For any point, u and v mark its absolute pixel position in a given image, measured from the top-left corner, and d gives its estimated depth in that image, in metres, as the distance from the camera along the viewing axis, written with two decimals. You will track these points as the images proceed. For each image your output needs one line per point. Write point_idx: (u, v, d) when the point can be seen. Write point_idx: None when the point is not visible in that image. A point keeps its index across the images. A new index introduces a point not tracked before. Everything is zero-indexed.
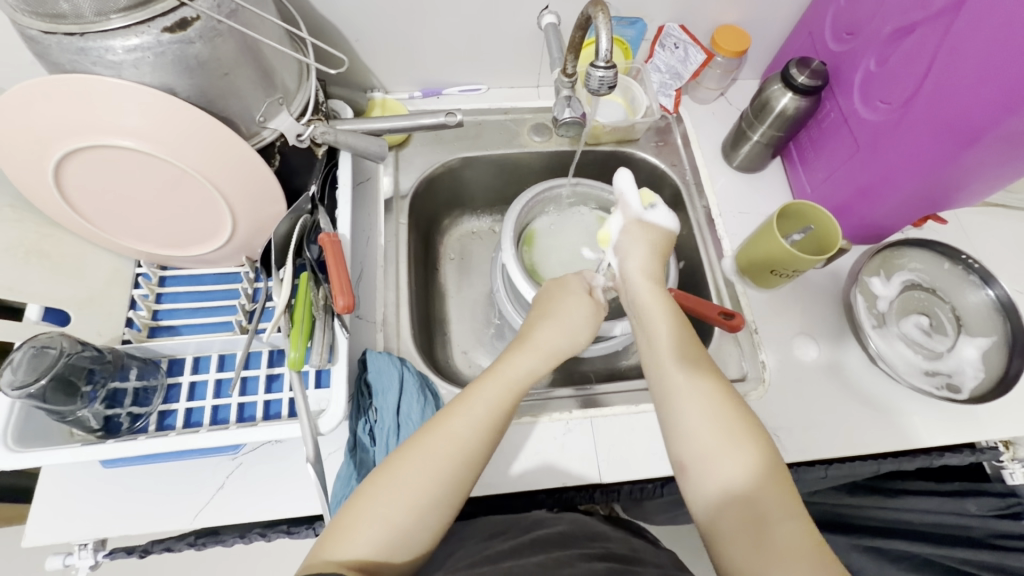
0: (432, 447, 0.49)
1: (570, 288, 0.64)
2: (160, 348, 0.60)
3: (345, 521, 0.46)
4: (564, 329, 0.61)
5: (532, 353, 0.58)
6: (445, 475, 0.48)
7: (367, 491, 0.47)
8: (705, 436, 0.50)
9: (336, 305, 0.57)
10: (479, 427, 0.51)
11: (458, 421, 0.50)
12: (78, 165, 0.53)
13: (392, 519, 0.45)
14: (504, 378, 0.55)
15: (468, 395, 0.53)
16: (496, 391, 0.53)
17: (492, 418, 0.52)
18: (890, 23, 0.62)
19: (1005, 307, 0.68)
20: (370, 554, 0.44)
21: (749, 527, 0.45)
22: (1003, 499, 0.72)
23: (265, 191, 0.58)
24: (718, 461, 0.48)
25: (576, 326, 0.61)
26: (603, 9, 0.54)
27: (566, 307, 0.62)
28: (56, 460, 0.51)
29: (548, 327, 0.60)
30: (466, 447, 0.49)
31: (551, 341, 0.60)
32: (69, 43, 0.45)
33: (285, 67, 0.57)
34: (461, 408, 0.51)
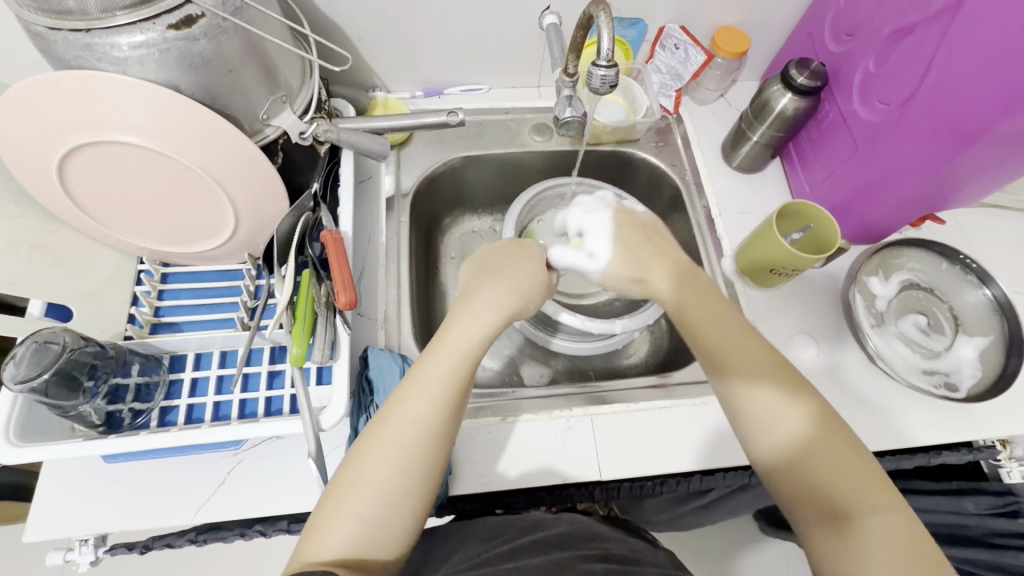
0: (393, 436, 0.47)
1: (520, 256, 0.58)
2: (162, 345, 0.60)
3: (318, 522, 0.45)
4: (512, 285, 0.55)
5: (483, 314, 0.52)
6: (409, 464, 0.46)
7: (334, 489, 0.46)
8: (783, 434, 0.48)
9: (339, 302, 0.58)
10: (434, 406, 0.48)
11: (410, 405, 0.48)
12: (83, 161, 0.53)
13: (361, 515, 0.44)
14: (455, 347, 0.51)
15: (421, 370, 0.50)
16: (446, 362, 0.50)
17: (449, 392, 0.49)
18: (889, 25, 0.63)
19: (1002, 307, 0.68)
20: (348, 552, 0.43)
21: (841, 523, 0.44)
22: (1001, 497, 0.71)
23: (268, 188, 0.59)
24: (802, 459, 0.47)
25: (525, 290, 0.55)
26: (605, 8, 0.54)
27: (514, 271, 0.56)
28: (58, 455, 0.51)
29: (496, 285, 0.54)
30: (423, 428, 0.47)
31: (501, 300, 0.54)
32: (75, 40, 0.45)
33: (288, 65, 0.57)
34: (414, 387, 0.49)
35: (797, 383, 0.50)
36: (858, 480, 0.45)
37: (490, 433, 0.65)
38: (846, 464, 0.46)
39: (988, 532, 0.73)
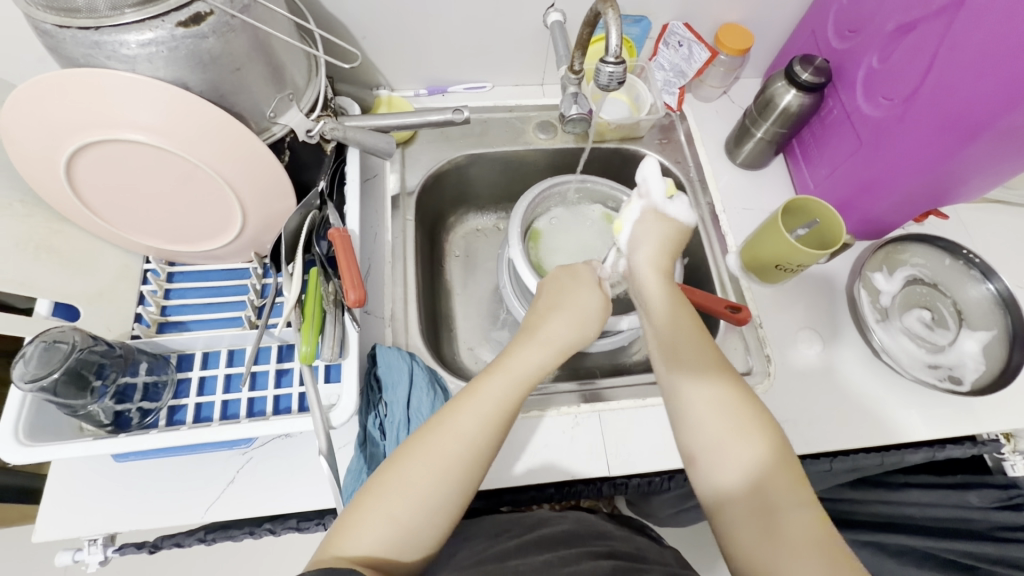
0: (442, 445, 0.48)
1: (581, 279, 0.63)
2: (169, 344, 0.60)
3: (349, 519, 0.45)
4: (573, 319, 0.59)
5: (545, 349, 0.56)
6: (453, 476, 0.47)
7: (374, 486, 0.47)
8: (727, 444, 0.49)
9: (348, 299, 0.57)
10: (487, 423, 0.50)
11: (463, 420, 0.49)
12: (90, 160, 0.53)
13: (397, 518, 0.45)
14: (515, 374, 0.53)
15: (477, 389, 0.52)
16: (507, 385, 0.52)
17: (501, 414, 0.51)
18: (893, 21, 0.63)
19: (1005, 301, 0.69)
20: (379, 551, 0.44)
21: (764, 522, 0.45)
22: (1005, 491, 0.72)
23: (275, 186, 0.58)
24: (739, 463, 0.48)
25: (588, 314, 0.60)
26: (613, 5, 0.55)
27: (579, 299, 0.61)
28: (67, 455, 0.52)
29: (560, 319, 0.59)
30: (474, 445, 0.49)
31: (563, 334, 0.58)
32: (84, 37, 0.45)
33: (294, 63, 0.57)
34: (469, 405, 0.50)
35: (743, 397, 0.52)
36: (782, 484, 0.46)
37: None
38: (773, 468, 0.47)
39: (994, 526, 0.73)
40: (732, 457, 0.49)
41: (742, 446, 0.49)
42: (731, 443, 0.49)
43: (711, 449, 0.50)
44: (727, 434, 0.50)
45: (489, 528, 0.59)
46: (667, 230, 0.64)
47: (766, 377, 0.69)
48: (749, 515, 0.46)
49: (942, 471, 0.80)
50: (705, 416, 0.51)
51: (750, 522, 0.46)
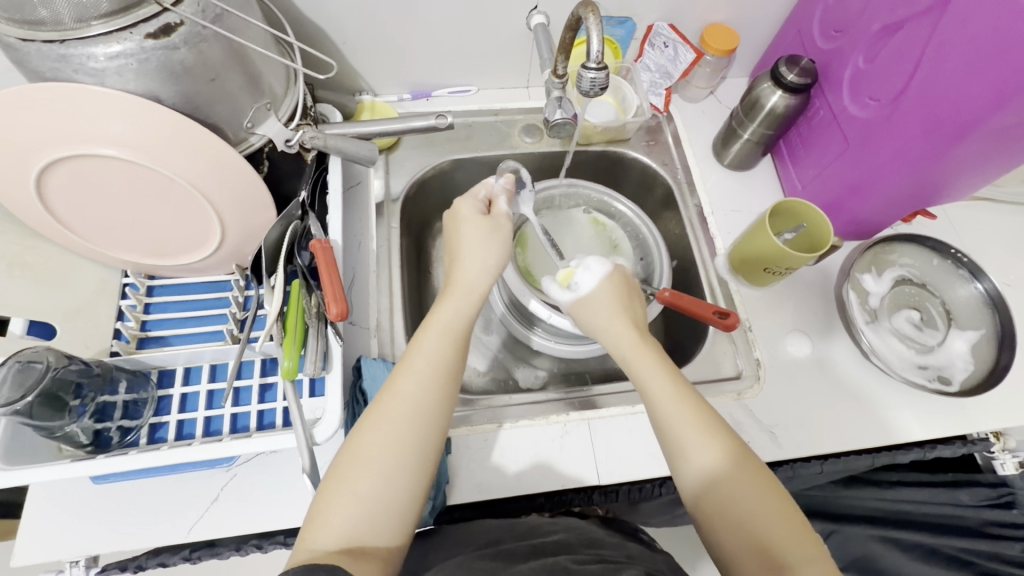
0: (388, 411, 0.49)
1: (462, 217, 0.61)
2: (150, 360, 0.59)
3: (323, 507, 0.45)
4: (479, 262, 0.58)
5: (459, 298, 0.56)
6: (404, 437, 0.48)
7: (338, 469, 0.47)
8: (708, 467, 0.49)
9: (330, 313, 0.56)
10: (426, 380, 0.51)
11: (403, 382, 0.50)
12: (61, 176, 0.52)
13: (363, 495, 0.45)
14: (440, 328, 0.54)
15: (411, 352, 0.53)
16: (435, 342, 0.53)
17: (439, 370, 0.51)
18: (879, 21, 0.63)
19: (993, 300, 0.69)
20: (352, 533, 0.44)
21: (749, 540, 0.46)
22: (994, 489, 0.74)
23: (254, 197, 0.57)
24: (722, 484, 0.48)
25: (483, 261, 0.58)
26: (594, 9, 0.53)
27: (470, 241, 0.60)
28: (43, 477, 0.50)
29: (461, 265, 0.59)
30: (416, 401, 0.49)
31: (468, 278, 0.58)
32: (49, 51, 0.44)
33: (271, 71, 0.56)
34: (404, 368, 0.51)
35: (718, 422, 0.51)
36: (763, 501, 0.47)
37: (486, 440, 0.64)
38: (747, 481, 0.48)
39: (986, 522, 0.74)
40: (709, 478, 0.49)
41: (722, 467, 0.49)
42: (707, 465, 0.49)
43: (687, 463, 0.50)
44: (704, 457, 0.49)
45: (479, 535, 0.58)
46: (609, 304, 0.61)
47: (756, 381, 0.69)
48: (734, 535, 0.47)
49: (931, 470, 0.80)
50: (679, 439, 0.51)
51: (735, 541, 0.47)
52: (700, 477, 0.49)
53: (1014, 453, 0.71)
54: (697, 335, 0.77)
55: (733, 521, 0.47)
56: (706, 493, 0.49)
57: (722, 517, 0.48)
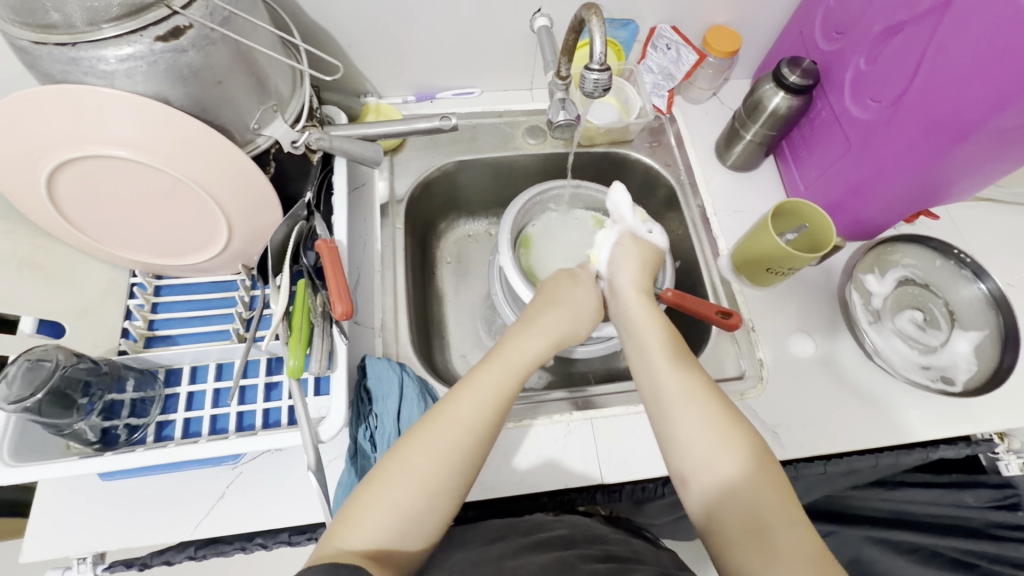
0: (441, 432, 0.49)
1: (582, 280, 0.67)
2: (157, 358, 0.60)
3: (355, 508, 0.46)
4: (571, 314, 0.64)
5: (540, 336, 0.60)
6: (455, 460, 0.48)
7: (377, 475, 0.47)
8: (711, 458, 0.49)
9: (335, 312, 0.57)
10: (484, 409, 0.51)
11: (465, 406, 0.51)
12: (71, 178, 0.53)
13: (402, 505, 0.46)
14: (510, 361, 0.56)
15: (474, 379, 0.53)
16: (502, 372, 0.54)
17: (500, 401, 0.52)
18: (879, 23, 0.63)
19: (997, 301, 0.69)
20: (384, 541, 0.44)
21: (751, 531, 0.45)
22: (999, 491, 0.73)
23: (262, 201, 0.58)
24: (726, 473, 0.48)
25: (581, 311, 0.65)
26: (597, 12, 0.54)
27: (574, 297, 0.66)
28: (53, 473, 0.51)
29: (557, 313, 0.63)
30: (472, 427, 0.50)
31: (559, 326, 0.62)
32: (61, 54, 0.44)
33: (278, 73, 0.57)
34: (465, 394, 0.52)
35: (727, 412, 0.51)
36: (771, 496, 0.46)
37: None
38: (759, 474, 0.47)
39: (991, 523, 0.73)
40: (721, 470, 0.48)
41: (739, 463, 0.48)
42: (720, 454, 0.49)
43: (691, 453, 0.50)
44: (717, 447, 0.49)
45: (484, 532, 0.58)
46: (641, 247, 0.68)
47: (758, 381, 0.69)
48: (735, 524, 0.46)
49: (937, 470, 0.80)
50: (691, 422, 0.51)
51: (734, 530, 0.46)
52: (708, 466, 0.49)
53: (1018, 454, 0.70)
54: (700, 335, 0.77)
55: (735, 510, 0.46)
56: (712, 486, 0.48)
57: (726, 503, 0.47)
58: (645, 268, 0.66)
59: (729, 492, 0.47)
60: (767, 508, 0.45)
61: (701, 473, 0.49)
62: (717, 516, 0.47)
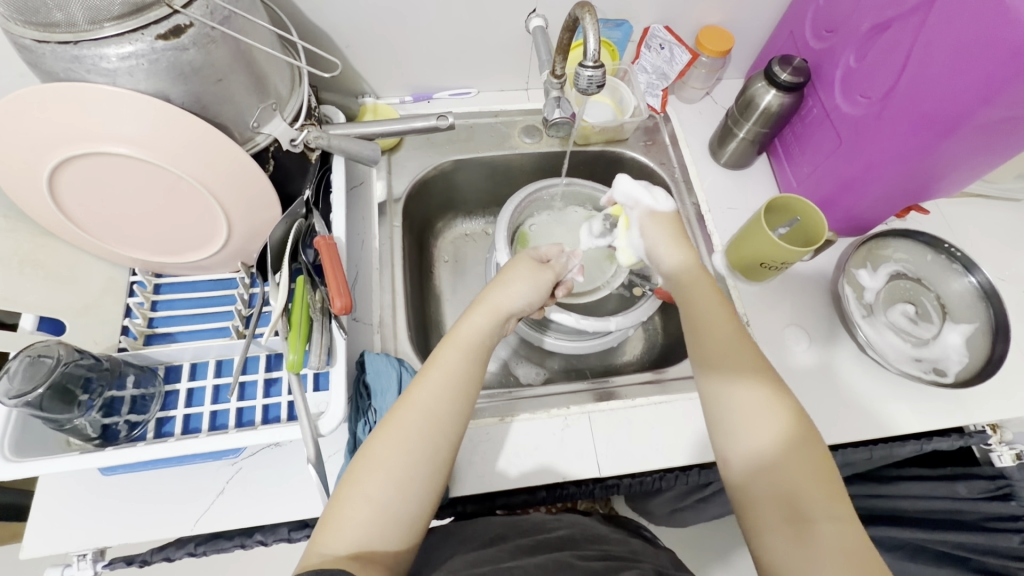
0: (401, 422, 0.50)
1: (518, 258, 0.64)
2: (156, 356, 0.60)
3: (334, 513, 0.46)
4: (511, 288, 0.60)
5: (485, 317, 0.58)
6: (414, 450, 0.49)
7: (349, 478, 0.48)
8: (761, 437, 0.49)
9: (334, 307, 0.58)
10: (439, 393, 0.52)
11: (420, 392, 0.51)
12: (72, 177, 0.54)
13: (373, 501, 0.46)
14: (459, 344, 0.56)
15: (431, 365, 0.54)
16: (455, 356, 0.54)
17: (453, 382, 0.53)
18: (867, 21, 0.64)
19: (987, 294, 0.70)
20: (361, 539, 0.45)
21: (799, 531, 0.45)
22: (992, 481, 0.73)
23: (261, 197, 0.59)
24: (769, 452, 0.48)
25: (522, 286, 0.61)
26: (591, 10, 0.55)
27: (513, 271, 0.63)
28: (56, 468, 0.51)
29: (498, 288, 0.61)
30: (429, 414, 0.50)
31: (503, 303, 0.59)
32: (63, 52, 0.45)
33: (276, 72, 0.57)
34: (424, 380, 0.52)
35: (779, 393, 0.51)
36: (821, 496, 0.45)
37: (488, 434, 0.65)
38: (809, 471, 0.47)
39: (986, 517, 0.73)
40: (764, 451, 0.48)
41: (779, 441, 0.48)
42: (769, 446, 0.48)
43: (739, 431, 0.50)
44: (764, 433, 0.49)
45: (483, 532, 0.58)
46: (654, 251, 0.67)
47: None
48: (780, 522, 0.45)
49: (932, 464, 0.81)
50: (745, 399, 0.51)
51: (782, 528, 0.45)
52: (755, 457, 0.48)
53: (1010, 445, 0.72)
54: None
55: (782, 506, 0.46)
56: (754, 464, 0.48)
57: (772, 499, 0.46)
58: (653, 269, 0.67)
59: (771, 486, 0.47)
60: (808, 494, 0.46)
61: (748, 460, 0.49)
62: (761, 511, 0.47)
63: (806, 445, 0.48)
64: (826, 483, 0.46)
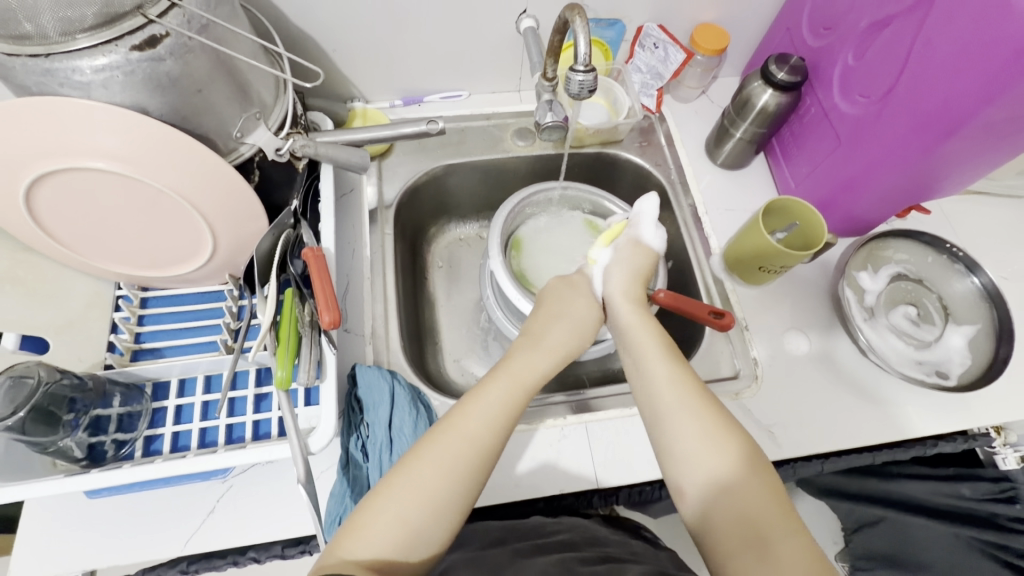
0: (447, 445, 0.48)
1: (580, 290, 0.65)
2: (144, 372, 0.59)
3: (359, 518, 0.45)
4: (563, 328, 0.62)
5: (543, 351, 0.59)
6: (457, 474, 0.47)
7: (382, 488, 0.47)
8: (702, 457, 0.48)
9: (323, 321, 0.56)
10: (494, 421, 0.51)
11: (472, 418, 0.50)
12: (49, 192, 0.52)
13: (407, 516, 0.45)
14: (517, 374, 0.55)
15: (482, 391, 0.53)
16: (509, 385, 0.54)
17: (507, 413, 0.52)
18: (866, 18, 0.63)
19: (990, 295, 0.69)
20: (386, 552, 0.44)
21: (759, 554, 0.44)
22: (997, 484, 0.73)
23: (242, 206, 0.57)
24: (716, 466, 0.47)
25: (584, 324, 0.63)
26: (580, 12, 0.54)
27: (573, 306, 0.63)
28: (38, 493, 0.50)
29: (560, 327, 0.62)
30: (478, 442, 0.49)
31: (561, 339, 0.61)
32: (35, 65, 0.44)
33: (260, 80, 0.56)
34: (475, 405, 0.51)
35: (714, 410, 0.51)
36: (775, 513, 0.45)
37: None
38: (759, 488, 0.46)
39: (995, 515, 0.73)
40: (710, 483, 0.47)
41: (727, 459, 0.48)
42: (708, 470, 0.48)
43: (684, 459, 0.49)
44: (710, 449, 0.48)
45: (482, 535, 0.57)
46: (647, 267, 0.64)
47: (754, 381, 0.68)
48: (739, 541, 0.45)
49: (931, 463, 0.80)
50: (682, 426, 0.50)
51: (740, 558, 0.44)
52: (706, 474, 0.48)
53: (1015, 448, 0.71)
54: (694, 335, 0.76)
55: (740, 531, 0.45)
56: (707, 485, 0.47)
57: (729, 525, 0.45)
58: (638, 275, 0.63)
59: (725, 503, 0.46)
60: (762, 512, 0.45)
61: (698, 479, 0.48)
62: (718, 531, 0.46)
63: (757, 466, 0.47)
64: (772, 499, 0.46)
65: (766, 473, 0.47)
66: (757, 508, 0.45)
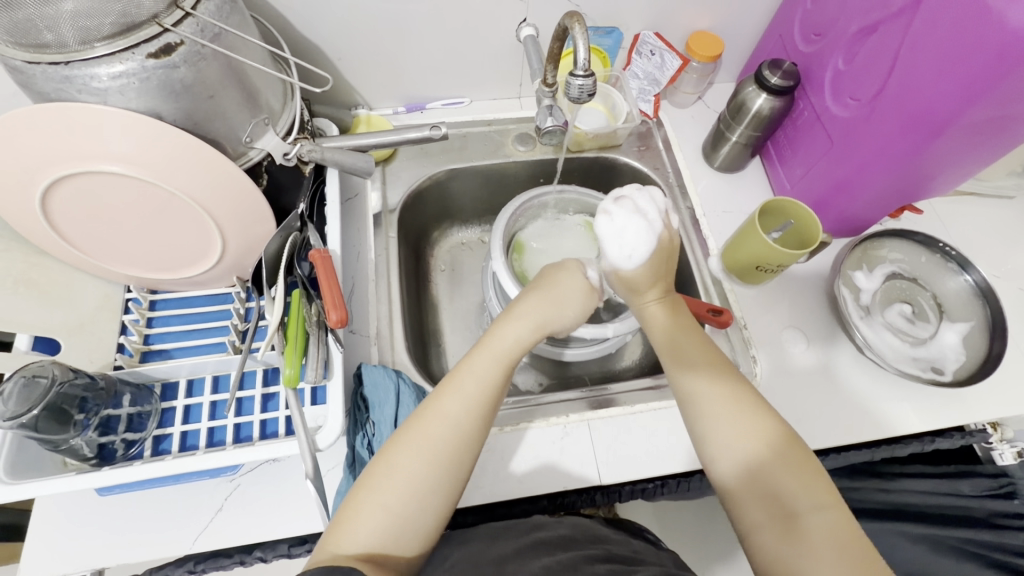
0: (432, 430, 0.49)
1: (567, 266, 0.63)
2: (154, 372, 0.60)
3: (347, 512, 0.46)
4: (550, 301, 0.59)
5: (522, 322, 0.57)
6: (439, 458, 0.48)
7: (365, 480, 0.48)
8: (727, 434, 0.50)
9: (331, 320, 0.57)
10: (473, 403, 0.51)
11: (449, 402, 0.51)
12: (64, 195, 0.53)
13: (390, 506, 0.46)
14: (492, 350, 0.55)
15: (461, 372, 0.53)
16: (487, 364, 0.54)
17: (484, 394, 0.52)
18: (855, 23, 0.64)
19: (983, 291, 0.70)
20: (374, 544, 0.45)
21: (786, 526, 0.45)
22: (994, 480, 0.74)
23: (253, 210, 0.58)
24: (742, 444, 0.49)
25: (566, 299, 0.60)
26: (579, 19, 0.55)
27: (557, 279, 0.61)
28: (50, 490, 0.51)
29: (539, 298, 0.59)
30: (456, 426, 0.50)
31: (539, 313, 0.58)
32: (54, 73, 0.45)
33: (269, 87, 0.57)
34: (452, 389, 0.52)
35: (740, 390, 0.53)
36: (802, 487, 0.46)
37: (493, 445, 0.65)
38: (786, 463, 0.48)
39: (993, 512, 0.73)
40: (746, 455, 0.49)
41: (754, 436, 0.49)
42: (750, 450, 0.49)
43: (713, 437, 0.51)
44: (738, 426, 0.50)
45: (486, 532, 0.58)
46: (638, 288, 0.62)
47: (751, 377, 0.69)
48: (770, 517, 0.46)
49: (932, 461, 0.81)
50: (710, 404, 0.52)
51: (774, 527, 0.46)
52: (736, 451, 0.49)
53: (1011, 443, 0.73)
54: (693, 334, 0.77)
55: (771, 505, 0.46)
56: (739, 460, 0.49)
57: (760, 500, 0.47)
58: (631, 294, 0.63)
59: (754, 480, 0.48)
60: (789, 487, 0.46)
61: (727, 454, 0.50)
62: (749, 505, 0.47)
63: (786, 442, 0.49)
64: (799, 473, 0.47)
65: (792, 448, 0.49)
66: (789, 482, 0.47)
